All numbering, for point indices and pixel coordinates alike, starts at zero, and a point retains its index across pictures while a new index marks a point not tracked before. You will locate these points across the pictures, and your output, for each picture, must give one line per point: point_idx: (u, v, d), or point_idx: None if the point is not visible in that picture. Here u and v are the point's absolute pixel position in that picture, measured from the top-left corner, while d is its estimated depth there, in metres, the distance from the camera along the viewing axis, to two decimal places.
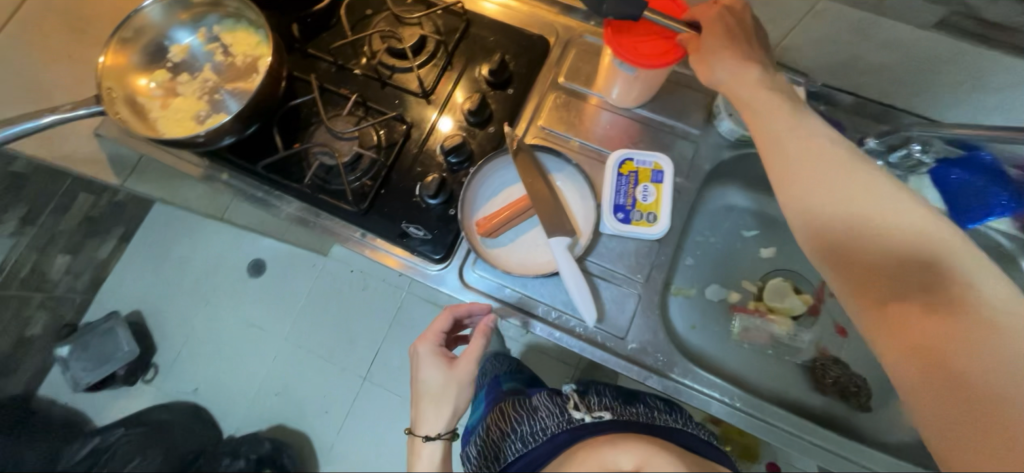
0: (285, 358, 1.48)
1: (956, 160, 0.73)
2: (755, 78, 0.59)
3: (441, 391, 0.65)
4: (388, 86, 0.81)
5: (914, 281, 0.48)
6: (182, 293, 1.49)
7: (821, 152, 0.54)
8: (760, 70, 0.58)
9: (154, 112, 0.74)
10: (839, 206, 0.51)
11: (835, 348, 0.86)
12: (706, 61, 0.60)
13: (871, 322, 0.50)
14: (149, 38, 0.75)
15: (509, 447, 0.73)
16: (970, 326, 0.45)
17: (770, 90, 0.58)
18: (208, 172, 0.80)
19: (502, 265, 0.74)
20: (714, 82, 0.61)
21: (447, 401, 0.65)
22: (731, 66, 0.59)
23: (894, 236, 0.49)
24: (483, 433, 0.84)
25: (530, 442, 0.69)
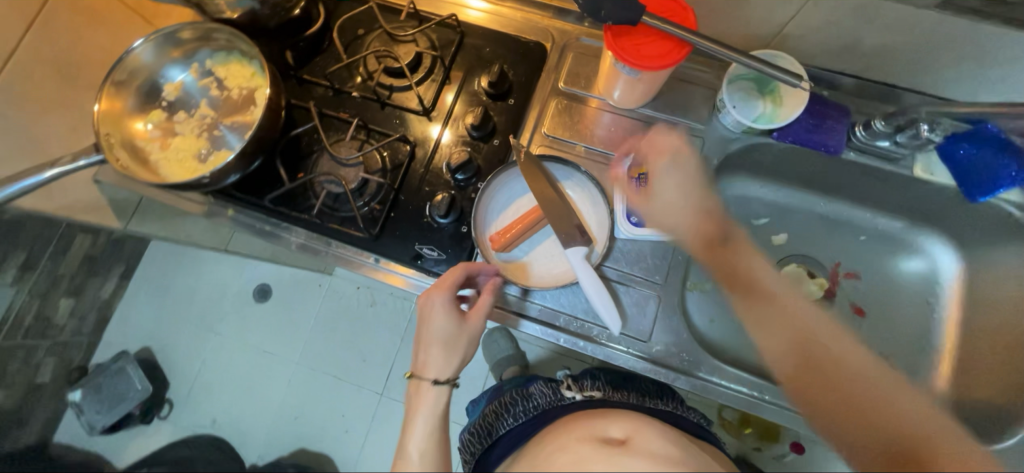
0: (302, 381, 1.48)
1: (964, 135, 0.72)
2: (686, 165, 0.68)
3: (451, 339, 0.65)
4: (388, 106, 0.80)
5: (850, 377, 0.54)
6: (183, 325, 1.44)
7: (768, 284, 0.63)
8: (685, 153, 0.68)
9: (154, 154, 0.73)
10: (813, 369, 0.56)
11: (855, 330, 0.86)
12: (652, 136, 0.69)
13: (830, 431, 0.54)
14: (142, 79, 0.74)
15: (500, 422, 0.78)
16: (909, 429, 0.50)
17: (700, 189, 0.68)
18: (212, 210, 0.79)
19: (518, 279, 0.74)
20: (647, 217, 0.72)
21: (456, 349, 0.65)
22: (664, 145, 0.69)
23: (869, 403, 0.53)
24: (478, 418, 0.88)
25: (527, 415, 0.76)
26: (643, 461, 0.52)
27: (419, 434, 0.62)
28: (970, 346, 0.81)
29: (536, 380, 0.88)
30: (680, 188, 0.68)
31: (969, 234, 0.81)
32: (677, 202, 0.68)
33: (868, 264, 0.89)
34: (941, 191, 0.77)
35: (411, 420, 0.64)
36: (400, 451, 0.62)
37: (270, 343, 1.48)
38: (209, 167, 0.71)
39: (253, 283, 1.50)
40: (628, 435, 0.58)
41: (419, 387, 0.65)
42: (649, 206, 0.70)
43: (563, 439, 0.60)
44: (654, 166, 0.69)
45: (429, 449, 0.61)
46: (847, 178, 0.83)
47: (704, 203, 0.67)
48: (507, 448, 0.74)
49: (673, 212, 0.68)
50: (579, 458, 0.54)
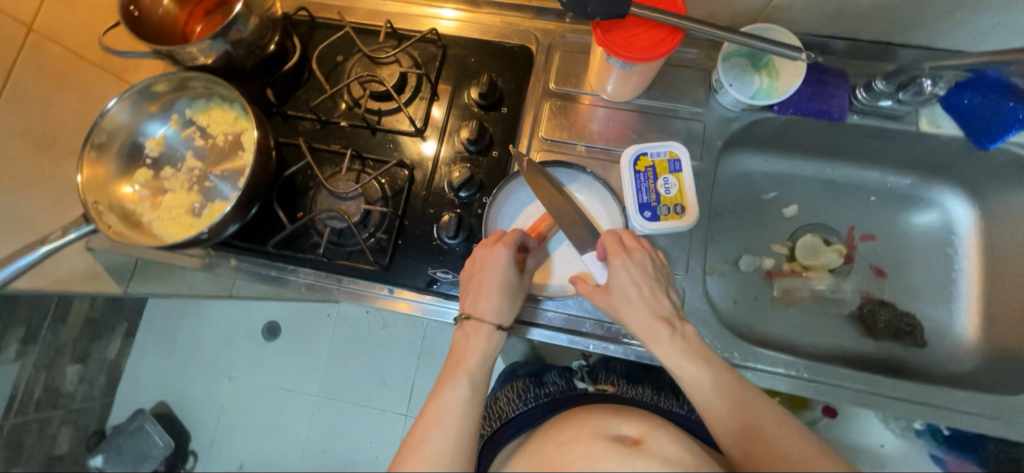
0: (323, 412, 1.41)
1: (966, 83, 0.72)
2: (636, 270, 0.62)
3: (513, 289, 0.65)
4: (379, 131, 0.78)
5: (774, 446, 0.52)
6: (197, 373, 1.44)
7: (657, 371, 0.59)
8: (640, 265, 0.63)
9: (146, 215, 0.70)
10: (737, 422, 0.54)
11: (879, 291, 0.85)
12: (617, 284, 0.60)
13: None
14: (122, 139, 0.71)
15: (510, 406, 0.78)
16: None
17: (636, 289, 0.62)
18: (214, 262, 0.77)
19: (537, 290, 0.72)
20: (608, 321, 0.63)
21: (516, 299, 0.66)
22: (627, 274, 0.62)
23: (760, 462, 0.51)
24: (489, 400, 0.87)
25: (538, 400, 0.77)
26: (656, 464, 0.51)
27: (465, 387, 0.59)
28: (997, 293, 0.80)
29: (549, 368, 0.88)
30: (636, 283, 0.61)
31: (980, 180, 0.81)
32: (631, 297, 0.60)
33: (882, 223, 0.88)
34: (949, 142, 0.76)
35: (457, 365, 0.61)
36: (438, 391, 0.59)
37: (287, 380, 1.43)
38: (206, 221, 0.69)
39: (261, 321, 1.43)
40: (641, 436, 0.57)
41: (478, 328, 0.63)
42: (608, 299, 0.62)
43: (574, 429, 0.59)
44: (612, 265, 0.62)
45: (471, 402, 0.59)
46: (852, 140, 0.81)
47: (656, 309, 0.60)
48: (513, 431, 0.73)
49: (626, 310, 0.60)
50: (591, 451, 0.53)
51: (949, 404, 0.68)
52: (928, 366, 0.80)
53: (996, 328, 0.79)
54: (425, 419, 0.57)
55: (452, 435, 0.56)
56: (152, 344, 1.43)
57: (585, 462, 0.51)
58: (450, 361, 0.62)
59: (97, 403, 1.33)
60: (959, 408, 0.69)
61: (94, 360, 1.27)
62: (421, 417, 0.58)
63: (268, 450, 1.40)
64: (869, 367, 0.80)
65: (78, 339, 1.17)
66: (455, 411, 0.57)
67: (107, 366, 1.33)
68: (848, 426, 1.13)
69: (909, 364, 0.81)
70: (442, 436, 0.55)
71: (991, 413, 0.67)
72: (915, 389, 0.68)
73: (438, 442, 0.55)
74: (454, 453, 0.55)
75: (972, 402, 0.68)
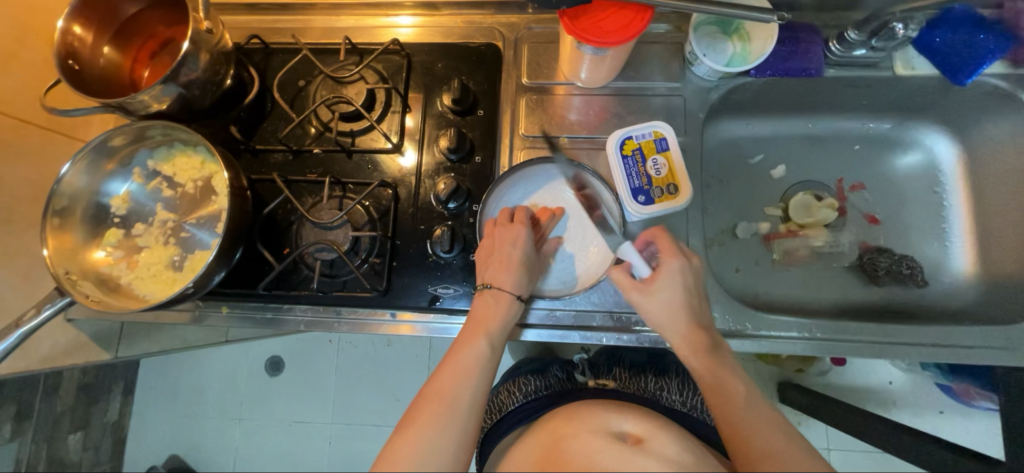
0: (339, 440, 1.35)
1: (935, 21, 0.72)
2: (687, 274, 0.62)
3: (532, 263, 0.67)
4: (355, 153, 0.75)
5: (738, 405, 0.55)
6: (205, 421, 1.38)
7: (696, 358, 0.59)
8: (692, 268, 0.62)
9: (123, 277, 0.66)
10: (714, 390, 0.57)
11: (874, 238, 0.86)
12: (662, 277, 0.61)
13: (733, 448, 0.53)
14: (84, 202, 0.67)
15: (513, 397, 0.77)
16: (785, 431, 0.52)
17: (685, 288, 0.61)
18: (204, 313, 0.73)
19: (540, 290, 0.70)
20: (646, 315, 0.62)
21: (533, 274, 0.67)
22: (676, 274, 0.61)
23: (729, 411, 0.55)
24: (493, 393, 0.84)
25: (538, 394, 0.75)
26: (655, 462, 0.50)
27: (484, 349, 0.60)
28: (989, 223, 0.81)
29: (553, 361, 0.85)
30: (682, 290, 0.61)
31: (959, 115, 0.81)
32: (676, 301, 0.61)
33: (868, 170, 0.89)
34: (925, 82, 0.76)
35: (476, 328, 0.62)
36: (455, 351, 0.59)
37: (298, 413, 1.36)
38: (189, 273, 0.65)
39: (263, 358, 1.39)
40: (643, 435, 0.56)
41: (499, 298, 0.64)
42: (651, 297, 0.61)
43: (575, 425, 0.58)
44: (664, 267, 0.61)
45: (487, 365, 0.59)
46: (830, 93, 0.81)
47: (696, 316, 0.61)
48: (513, 424, 0.72)
49: (669, 313, 0.61)
50: (591, 448, 0.52)
51: (958, 341, 0.69)
52: (929, 304, 0.81)
53: (991, 258, 0.80)
54: (442, 374, 0.57)
55: (468, 393, 0.56)
56: (154, 398, 1.38)
57: (582, 457, 0.51)
58: (468, 326, 0.62)
59: (106, 467, 1.30)
60: (970, 343, 0.69)
61: (94, 426, 1.23)
62: (436, 374, 0.58)
63: None
64: (874, 314, 0.81)
65: (73, 406, 1.13)
66: (473, 371, 0.58)
67: (110, 429, 1.29)
68: (859, 370, 1.15)
69: (913, 305, 0.82)
70: (458, 391, 0.56)
71: (997, 344, 0.69)
72: (923, 333, 0.69)
73: (455, 397, 0.55)
74: (469, 410, 0.55)
75: (980, 335, 0.69)
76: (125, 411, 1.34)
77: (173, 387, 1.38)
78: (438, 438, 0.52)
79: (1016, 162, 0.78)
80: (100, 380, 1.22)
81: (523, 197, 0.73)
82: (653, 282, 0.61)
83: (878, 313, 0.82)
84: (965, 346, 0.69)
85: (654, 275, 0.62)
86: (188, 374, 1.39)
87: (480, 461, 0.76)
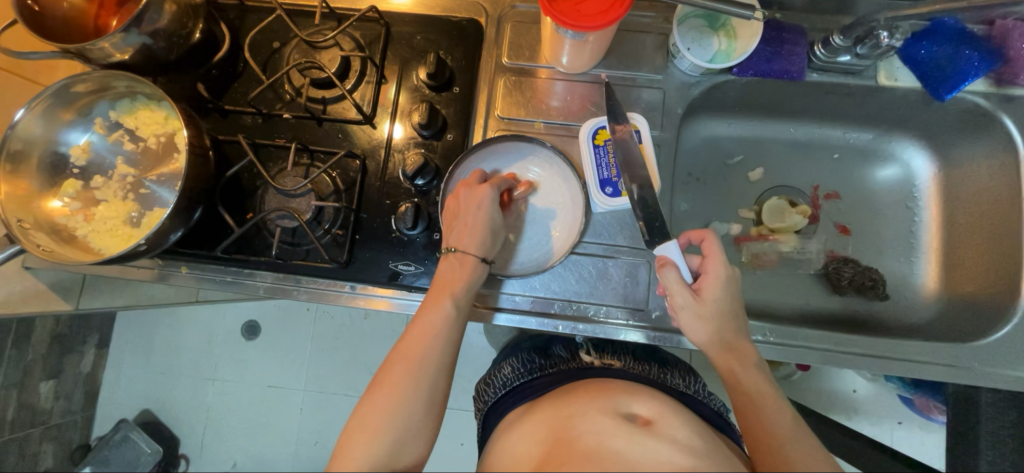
0: (309, 407, 1.36)
1: (924, 33, 0.72)
2: (734, 284, 0.62)
3: (497, 226, 0.66)
4: (325, 121, 0.73)
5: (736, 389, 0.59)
6: (176, 380, 1.38)
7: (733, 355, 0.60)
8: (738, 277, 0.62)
9: (79, 229, 0.65)
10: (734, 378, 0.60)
11: (843, 248, 0.86)
12: (717, 286, 0.61)
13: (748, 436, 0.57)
14: (41, 150, 0.65)
15: (512, 373, 0.76)
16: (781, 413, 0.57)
17: (732, 298, 0.61)
18: (164, 271, 0.73)
19: (503, 270, 0.70)
20: (694, 322, 0.61)
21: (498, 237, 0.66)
22: (727, 284, 0.61)
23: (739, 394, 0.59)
24: (492, 368, 0.85)
25: (543, 372, 0.74)
26: (667, 445, 0.51)
27: (449, 312, 0.60)
28: (956, 244, 0.81)
29: (556, 338, 0.83)
30: (728, 300, 0.61)
31: (938, 131, 0.81)
32: (726, 312, 0.60)
33: (845, 180, 0.89)
34: (908, 95, 0.76)
35: (444, 288, 0.61)
36: (423, 316, 0.59)
37: (270, 376, 1.37)
38: (145, 230, 0.64)
39: (237, 321, 1.39)
40: (653, 417, 0.57)
41: (464, 263, 0.63)
42: (702, 307, 0.60)
43: (583, 403, 0.59)
44: (711, 274, 0.61)
45: (452, 327, 0.60)
46: (814, 99, 0.80)
47: (741, 325, 0.61)
48: (517, 399, 0.72)
49: (717, 323, 0.60)
50: (601, 429, 0.53)
51: (908, 356, 0.70)
52: (889, 316, 0.82)
53: (954, 277, 0.80)
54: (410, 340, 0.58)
55: (434, 361, 0.57)
56: (127, 353, 1.39)
57: (593, 439, 0.52)
58: (437, 287, 0.62)
59: (78, 416, 1.31)
60: (924, 358, 0.70)
61: (67, 375, 1.24)
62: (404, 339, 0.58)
63: (260, 449, 1.35)
64: (834, 323, 0.82)
65: (45, 354, 1.13)
66: (441, 336, 0.58)
67: (82, 380, 1.29)
68: (822, 376, 1.16)
69: (875, 316, 0.82)
70: (424, 356, 0.57)
71: (949, 362, 0.70)
72: (878, 345, 0.70)
73: (420, 367, 0.56)
74: (433, 373, 0.57)
75: (936, 352, 0.70)
76: (98, 363, 1.34)
77: (147, 343, 1.39)
78: (405, 406, 0.54)
79: (987, 183, 0.77)
80: (73, 331, 1.22)
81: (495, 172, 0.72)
82: (702, 292, 0.61)
83: (839, 322, 0.82)
84: (919, 361, 0.70)
85: (700, 284, 0.62)
86: (162, 331, 1.39)
87: (481, 432, 0.77)
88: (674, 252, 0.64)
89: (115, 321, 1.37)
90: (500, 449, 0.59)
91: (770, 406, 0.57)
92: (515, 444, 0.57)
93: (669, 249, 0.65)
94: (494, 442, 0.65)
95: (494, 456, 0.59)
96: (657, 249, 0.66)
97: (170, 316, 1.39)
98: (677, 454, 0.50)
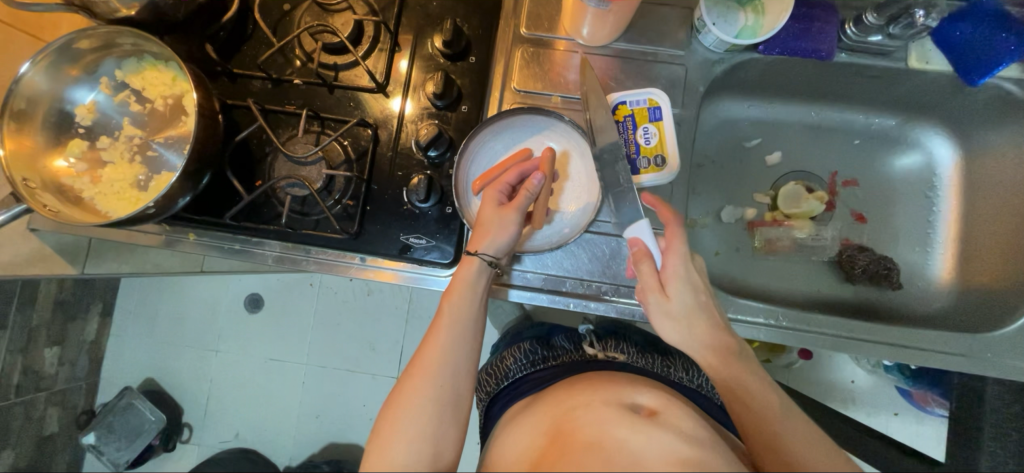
0: (311, 381, 1.36)
1: (958, 15, 0.70)
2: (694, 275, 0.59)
3: (498, 220, 0.63)
4: (337, 88, 0.71)
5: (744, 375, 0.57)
6: (179, 351, 1.39)
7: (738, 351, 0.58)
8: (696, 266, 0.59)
9: (86, 190, 0.64)
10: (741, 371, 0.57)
11: (858, 236, 0.85)
12: (680, 279, 0.58)
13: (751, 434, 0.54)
14: (46, 107, 0.63)
15: (514, 367, 0.75)
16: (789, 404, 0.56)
17: (695, 291, 0.59)
18: (172, 237, 0.72)
19: (525, 246, 0.69)
20: (667, 321, 0.59)
21: (502, 229, 0.63)
22: (688, 276, 0.58)
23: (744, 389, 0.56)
24: (494, 356, 0.85)
25: (546, 364, 0.73)
26: (672, 436, 0.50)
27: (465, 317, 0.60)
28: (974, 235, 0.80)
29: (558, 330, 0.82)
30: (695, 292, 0.58)
31: (964, 118, 0.79)
32: (692, 306, 0.58)
33: (864, 168, 0.87)
34: (938, 79, 0.73)
35: (454, 292, 0.61)
36: (439, 324, 0.60)
37: (272, 350, 1.37)
38: (153, 193, 0.63)
39: (241, 294, 1.38)
40: (657, 408, 0.56)
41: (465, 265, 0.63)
42: (668, 303, 0.58)
43: (587, 395, 0.59)
44: (677, 265, 0.58)
45: (473, 322, 0.60)
46: (838, 80, 0.78)
47: (711, 318, 0.59)
48: (520, 392, 0.71)
49: (686, 321, 0.58)
50: (602, 419, 0.52)
51: (919, 345, 0.69)
52: (901, 306, 0.81)
53: (970, 268, 0.79)
54: (425, 352, 0.58)
55: (452, 373, 0.57)
56: (130, 322, 1.39)
57: (594, 429, 0.51)
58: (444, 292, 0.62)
59: (82, 383, 1.32)
60: (936, 347, 0.69)
61: (71, 341, 1.25)
62: (419, 352, 0.58)
63: (262, 421, 1.36)
64: (846, 311, 0.81)
65: (49, 320, 1.13)
66: (456, 343, 0.58)
67: (86, 347, 1.30)
68: (825, 365, 1.14)
69: (888, 306, 0.81)
70: (444, 365, 0.57)
71: (961, 351, 0.69)
72: (890, 332, 0.70)
73: (438, 380, 0.56)
74: (451, 389, 0.56)
75: (950, 341, 0.69)
76: (102, 331, 1.35)
77: (151, 313, 1.39)
78: (430, 418, 0.54)
79: (1015, 172, 0.76)
80: (77, 298, 1.22)
81: (512, 144, 0.71)
82: (668, 285, 0.58)
83: (849, 310, 0.81)
84: (931, 350, 0.69)
85: (666, 276, 0.59)
86: (166, 301, 1.39)
87: (482, 424, 0.77)
88: (646, 234, 0.61)
89: (119, 290, 1.37)
90: (503, 440, 0.59)
91: (769, 392, 0.55)
92: (517, 436, 0.57)
93: (641, 232, 0.61)
94: (497, 434, 0.65)
95: (499, 445, 0.59)
96: (628, 232, 0.63)
97: (173, 287, 1.39)
98: (678, 442, 0.49)
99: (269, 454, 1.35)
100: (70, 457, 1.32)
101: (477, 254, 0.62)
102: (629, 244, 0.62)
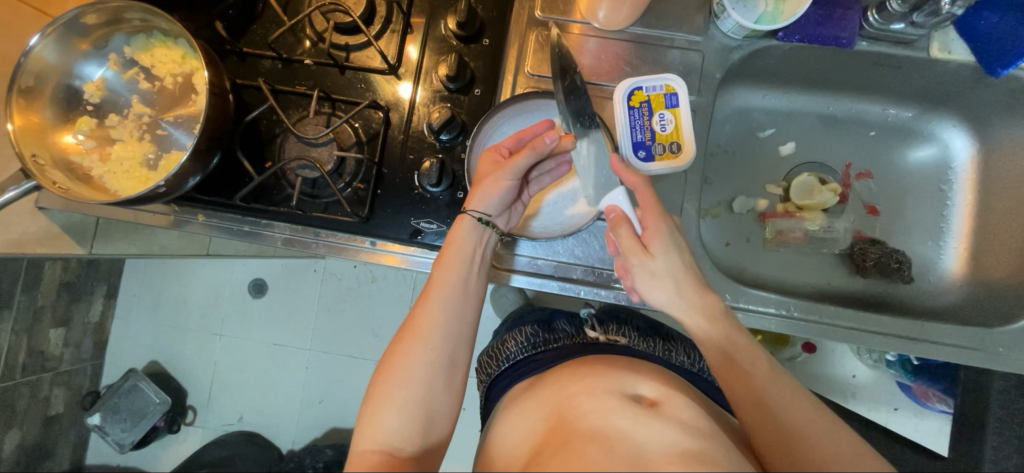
0: (314, 366, 1.35)
1: (983, 3, 0.69)
2: (676, 238, 0.58)
3: (498, 180, 0.61)
4: (348, 70, 0.70)
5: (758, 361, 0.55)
6: (184, 334, 1.39)
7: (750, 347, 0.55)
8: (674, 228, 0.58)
9: (95, 169, 0.64)
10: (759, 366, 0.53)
11: (869, 229, 0.84)
12: (658, 237, 0.56)
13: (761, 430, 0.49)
14: (54, 82, 0.63)
15: (513, 349, 0.75)
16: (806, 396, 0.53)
17: (676, 251, 0.57)
18: (180, 219, 0.71)
19: (525, 232, 0.69)
20: (659, 285, 0.56)
21: (497, 186, 0.61)
22: (667, 238, 0.57)
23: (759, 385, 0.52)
24: (495, 340, 0.85)
25: (548, 346, 0.73)
26: (675, 427, 0.48)
27: (457, 283, 0.59)
28: (988, 230, 0.79)
29: (559, 315, 0.82)
30: (677, 250, 0.57)
31: (984, 110, 0.77)
32: (676, 266, 0.56)
33: (876, 160, 0.86)
34: (959, 70, 0.73)
35: (447, 259, 0.60)
36: (429, 289, 0.59)
37: (275, 334, 1.37)
38: (163, 173, 0.62)
39: (245, 278, 1.38)
40: (659, 398, 0.55)
41: (460, 224, 0.62)
42: (652, 262, 0.56)
43: (589, 381, 0.56)
44: (657, 224, 0.57)
45: (467, 287, 0.60)
46: (856, 70, 0.77)
47: (695, 278, 0.57)
48: (522, 373, 0.70)
49: (672, 280, 0.56)
50: (604, 407, 0.50)
51: (930, 337, 0.69)
52: (911, 299, 0.80)
53: (982, 263, 0.78)
54: (417, 318, 0.57)
55: (444, 339, 0.56)
56: (135, 305, 1.40)
57: (597, 419, 0.49)
58: (438, 260, 0.61)
59: (87, 364, 1.33)
60: (944, 340, 0.69)
61: (76, 323, 1.25)
62: (410, 316, 0.58)
63: (265, 405, 1.36)
64: (855, 305, 0.80)
65: (55, 301, 1.13)
66: (449, 312, 0.58)
67: (91, 329, 1.31)
68: (827, 359, 1.04)
69: (899, 299, 0.81)
70: (438, 332, 0.56)
71: (971, 344, 0.69)
72: (901, 325, 0.69)
73: (429, 346, 0.55)
74: (443, 356, 0.55)
75: (957, 334, 0.69)
76: (106, 313, 1.35)
77: (155, 296, 1.39)
78: (427, 388, 0.54)
79: None
80: (83, 279, 1.22)
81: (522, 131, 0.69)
82: (650, 245, 0.56)
83: (858, 303, 0.81)
84: (939, 342, 0.69)
85: (647, 236, 0.57)
86: (171, 285, 1.39)
87: (483, 405, 0.78)
88: (623, 202, 0.59)
89: (124, 273, 1.37)
90: (505, 423, 0.59)
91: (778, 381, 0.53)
92: (519, 421, 0.56)
93: (618, 200, 0.60)
94: (496, 419, 0.64)
95: (501, 429, 0.58)
96: (604, 202, 0.61)
97: (178, 270, 1.39)
98: (681, 434, 0.47)
99: (273, 438, 1.35)
100: (75, 438, 1.33)
101: (467, 211, 0.61)
102: (606, 212, 0.59)
